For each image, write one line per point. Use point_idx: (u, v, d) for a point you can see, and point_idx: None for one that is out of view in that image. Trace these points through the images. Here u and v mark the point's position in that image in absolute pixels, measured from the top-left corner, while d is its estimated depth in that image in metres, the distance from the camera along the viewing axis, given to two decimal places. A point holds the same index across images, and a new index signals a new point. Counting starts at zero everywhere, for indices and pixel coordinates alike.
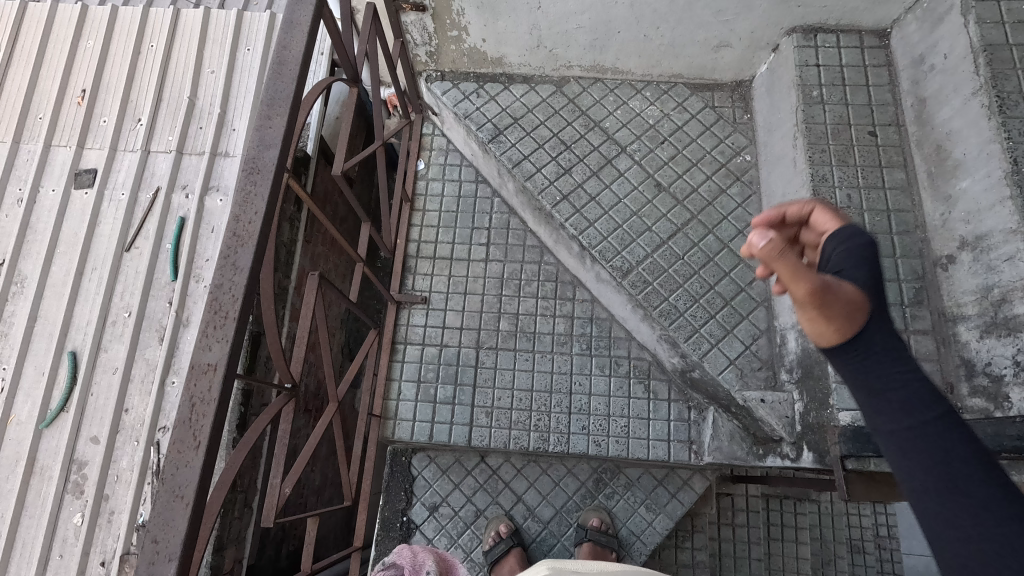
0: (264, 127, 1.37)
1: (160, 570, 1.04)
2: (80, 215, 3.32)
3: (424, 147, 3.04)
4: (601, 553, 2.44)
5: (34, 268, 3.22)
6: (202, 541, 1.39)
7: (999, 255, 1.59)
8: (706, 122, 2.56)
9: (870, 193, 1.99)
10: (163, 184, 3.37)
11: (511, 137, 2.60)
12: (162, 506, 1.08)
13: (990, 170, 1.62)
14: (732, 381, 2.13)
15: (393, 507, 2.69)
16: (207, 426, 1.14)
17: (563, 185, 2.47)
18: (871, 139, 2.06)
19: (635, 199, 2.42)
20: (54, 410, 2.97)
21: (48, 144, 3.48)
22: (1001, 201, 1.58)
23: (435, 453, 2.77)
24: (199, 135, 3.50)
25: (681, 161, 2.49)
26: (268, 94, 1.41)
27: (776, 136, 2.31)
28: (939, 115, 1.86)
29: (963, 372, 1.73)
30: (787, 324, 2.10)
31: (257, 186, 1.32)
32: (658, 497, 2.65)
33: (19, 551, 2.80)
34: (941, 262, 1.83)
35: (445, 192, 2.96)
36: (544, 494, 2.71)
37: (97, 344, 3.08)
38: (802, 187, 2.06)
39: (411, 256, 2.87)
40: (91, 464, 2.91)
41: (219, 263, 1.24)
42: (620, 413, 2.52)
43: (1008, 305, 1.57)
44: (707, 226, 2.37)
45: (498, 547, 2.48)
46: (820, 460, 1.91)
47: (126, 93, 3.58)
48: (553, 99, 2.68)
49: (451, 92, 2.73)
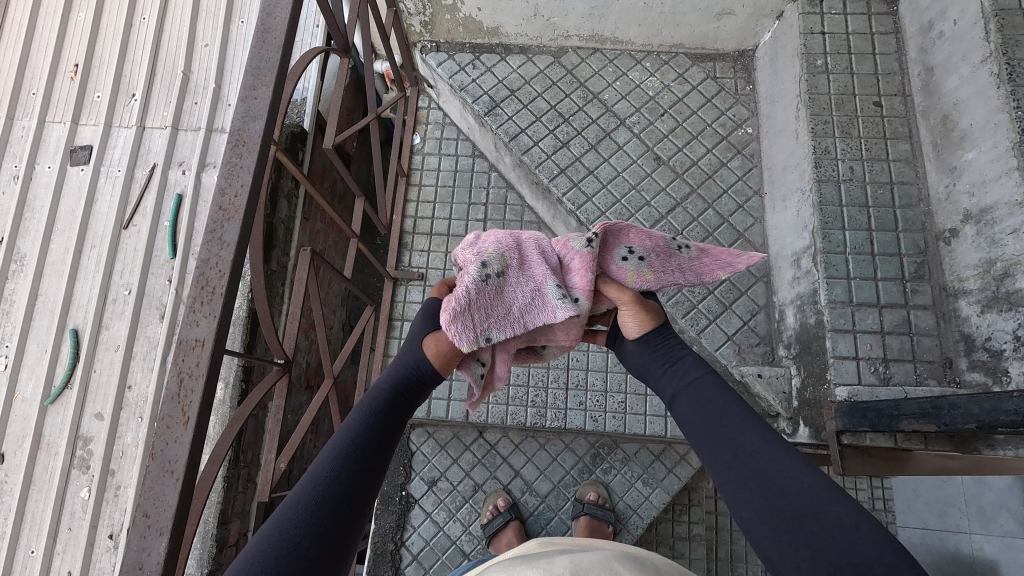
0: (249, 98, 1.34)
1: (151, 544, 1.05)
2: (76, 192, 3.29)
3: (420, 120, 2.98)
4: (597, 526, 2.47)
5: (33, 245, 3.21)
6: (196, 514, 1.40)
7: (1003, 228, 1.54)
8: (707, 93, 2.50)
9: (873, 165, 1.94)
10: (159, 161, 3.32)
11: (508, 110, 2.54)
12: (152, 480, 1.08)
13: (997, 140, 1.56)
14: (729, 357, 2.12)
15: (392, 482, 2.72)
16: (195, 401, 1.13)
17: (560, 158, 2.43)
18: (875, 110, 2.00)
19: (634, 172, 2.38)
20: (58, 387, 2.99)
21: (43, 120, 3.45)
22: (1007, 171, 1.52)
23: (434, 429, 2.79)
24: (194, 110, 3.44)
25: (681, 134, 2.44)
26: (253, 63, 1.36)
27: (778, 107, 2.25)
28: (947, 84, 1.80)
29: (963, 347, 1.71)
30: (785, 299, 2.08)
31: (242, 159, 1.29)
32: (655, 472, 2.67)
33: (30, 523, 2.87)
34: (944, 236, 1.80)
35: (442, 166, 2.92)
36: (542, 468, 2.73)
37: (99, 322, 3.08)
38: (804, 159, 2.02)
39: (407, 232, 2.84)
40: (97, 440, 2.94)
41: (206, 237, 1.22)
42: (617, 389, 2.52)
43: (1010, 279, 1.52)
44: (707, 200, 2.33)
45: (495, 521, 2.51)
46: (816, 436, 1.88)
47: (119, 67, 3.52)
48: (551, 70, 2.62)
49: (446, 64, 2.66)
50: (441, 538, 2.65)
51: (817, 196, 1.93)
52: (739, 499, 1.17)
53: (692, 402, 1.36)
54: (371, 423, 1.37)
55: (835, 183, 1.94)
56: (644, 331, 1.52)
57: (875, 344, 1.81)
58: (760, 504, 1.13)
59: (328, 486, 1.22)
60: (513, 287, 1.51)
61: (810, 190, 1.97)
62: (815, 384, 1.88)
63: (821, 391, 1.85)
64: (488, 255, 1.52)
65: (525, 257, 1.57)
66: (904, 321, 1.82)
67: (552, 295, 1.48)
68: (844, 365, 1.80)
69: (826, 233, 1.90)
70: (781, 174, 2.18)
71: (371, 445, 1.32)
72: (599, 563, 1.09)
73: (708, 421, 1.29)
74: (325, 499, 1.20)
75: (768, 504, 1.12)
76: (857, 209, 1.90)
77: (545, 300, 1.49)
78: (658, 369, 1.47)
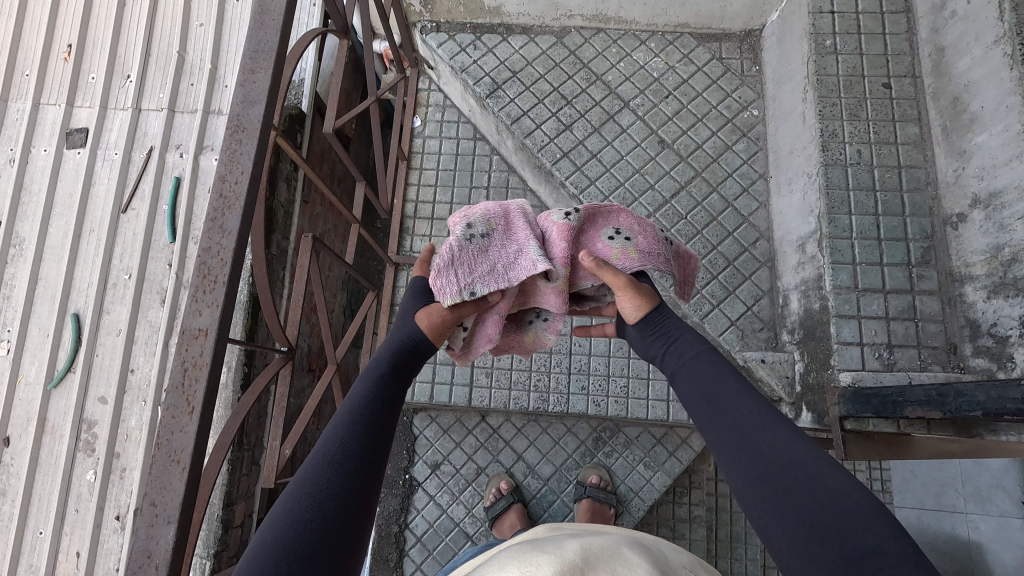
0: (248, 82, 1.31)
1: (159, 532, 1.05)
2: (74, 175, 3.26)
3: (420, 103, 2.93)
4: (599, 509, 2.50)
5: (31, 230, 3.18)
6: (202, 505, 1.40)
7: (1012, 213, 1.52)
8: (712, 75, 2.45)
9: (881, 148, 1.92)
10: (156, 144, 3.28)
11: (509, 92, 2.50)
12: (158, 469, 1.08)
13: (1008, 123, 1.53)
14: (732, 342, 2.12)
15: (395, 465, 2.74)
16: (200, 390, 1.13)
17: (563, 141, 2.40)
18: (884, 92, 1.97)
19: (638, 156, 2.36)
20: (61, 371, 2.99)
21: (37, 102, 3.41)
22: (1018, 155, 1.49)
23: (436, 413, 2.80)
24: (191, 92, 3.38)
25: (685, 116, 2.40)
26: (251, 46, 1.33)
27: (785, 89, 2.22)
28: (958, 65, 1.77)
29: (968, 333, 1.70)
30: (790, 285, 2.07)
31: (242, 145, 1.27)
32: (656, 455, 2.69)
33: (38, 505, 2.90)
34: (951, 221, 1.78)
35: (442, 150, 2.88)
36: (544, 452, 2.75)
37: (99, 306, 3.07)
38: (811, 142, 1.99)
39: (409, 216, 2.82)
40: (101, 423, 2.95)
41: (207, 226, 1.21)
42: (619, 374, 2.52)
43: (1018, 265, 1.51)
44: (711, 183, 2.31)
45: (498, 503, 2.54)
46: (819, 421, 1.89)
47: (114, 48, 3.46)
48: (554, 50, 2.57)
49: (446, 45, 2.60)
50: (444, 520, 2.68)
51: (823, 180, 1.91)
52: (736, 470, 1.16)
53: (690, 382, 1.35)
54: (378, 394, 1.36)
55: (842, 166, 1.91)
56: (643, 313, 1.50)
57: (880, 330, 1.80)
58: (755, 472, 1.12)
59: (340, 453, 1.20)
60: (498, 251, 1.59)
61: (816, 174, 1.94)
62: (819, 369, 1.88)
63: (825, 376, 1.85)
64: (473, 220, 1.60)
65: (510, 224, 1.65)
66: (909, 306, 1.81)
67: (533, 253, 1.55)
68: (848, 351, 1.80)
69: (831, 218, 1.88)
70: (788, 157, 2.15)
71: (379, 414, 1.31)
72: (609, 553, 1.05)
73: (706, 401, 1.28)
74: (337, 469, 1.17)
75: (766, 483, 1.10)
76: (864, 193, 1.89)
77: (527, 259, 1.55)
78: (660, 349, 1.47)
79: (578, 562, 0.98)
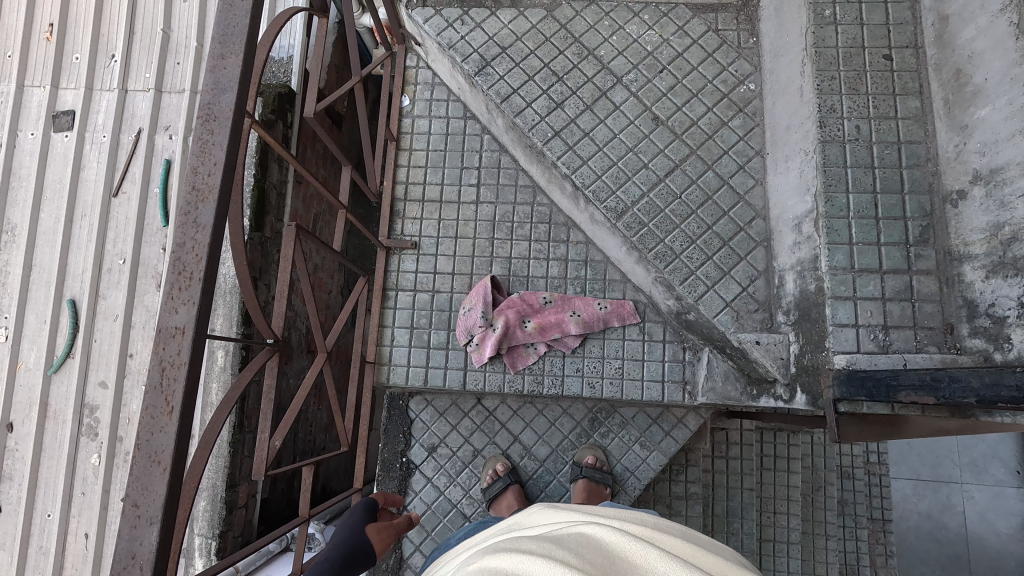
0: (218, 67, 1.27)
1: (142, 533, 1.06)
2: (63, 159, 3.20)
3: (409, 81, 2.86)
4: (596, 489, 2.50)
5: (22, 215, 3.13)
6: (185, 515, 1.33)
7: (1013, 190, 1.45)
8: (708, 48, 2.37)
9: (880, 123, 1.86)
10: (144, 125, 3.21)
11: (499, 69, 2.44)
12: (139, 470, 1.08)
13: (1013, 96, 1.44)
14: (727, 323, 2.11)
15: (393, 449, 2.74)
16: (179, 389, 1.12)
17: (554, 120, 2.34)
18: (884, 64, 1.89)
19: (631, 134, 2.30)
20: (60, 356, 2.98)
21: (21, 85, 3.32)
22: (1022, 130, 1.41)
23: (432, 396, 2.80)
24: (177, 71, 3.29)
25: (680, 92, 2.33)
26: (220, 29, 1.28)
27: (782, 61, 2.14)
28: (962, 34, 1.67)
29: (965, 313, 1.67)
30: (786, 265, 2.04)
31: (214, 135, 1.23)
32: (652, 435, 2.69)
33: (45, 489, 2.92)
34: (951, 198, 1.72)
35: (432, 129, 2.81)
36: (540, 433, 2.75)
37: (95, 292, 3.04)
38: (809, 118, 1.93)
39: (399, 199, 2.77)
40: (103, 408, 2.95)
41: (180, 220, 1.18)
42: (614, 355, 2.50)
43: (1017, 244, 1.45)
44: (706, 161, 2.25)
45: (495, 485, 2.55)
46: (813, 403, 1.87)
47: (96, 27, 3.36)
48: (544, 24, 2.48)
49: (433, 20, 2.52)
50: (442, 502, 2.71)
51: (821, 156, 1.86)
52: None
53: None
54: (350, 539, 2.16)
55: (839, 143, 1.86)
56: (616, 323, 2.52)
57: (875, 311, 1.78)
58: None
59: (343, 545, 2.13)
60: (475, 315, 2.55)
61: (814, 152, 1.89)
62: (813, 351, 1.87)
63: (819, 357, 1.84)
64: (468, 309, 2.59)
65: (486, 301, 2.55)
66: (905, 286, 1.78)
67: (480, 319, 2.51)
68: (843, 333, 1.78)
69: (828, 196, 1.84)
70: (785, 134, 2.09)
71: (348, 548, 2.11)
72: (603, 546, 1.19)
73: None
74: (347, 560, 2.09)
75: None
76: (862, 170, 1.84)
77: (485, 322, 2.51)
78: None
79: (569, 540, 1.20)
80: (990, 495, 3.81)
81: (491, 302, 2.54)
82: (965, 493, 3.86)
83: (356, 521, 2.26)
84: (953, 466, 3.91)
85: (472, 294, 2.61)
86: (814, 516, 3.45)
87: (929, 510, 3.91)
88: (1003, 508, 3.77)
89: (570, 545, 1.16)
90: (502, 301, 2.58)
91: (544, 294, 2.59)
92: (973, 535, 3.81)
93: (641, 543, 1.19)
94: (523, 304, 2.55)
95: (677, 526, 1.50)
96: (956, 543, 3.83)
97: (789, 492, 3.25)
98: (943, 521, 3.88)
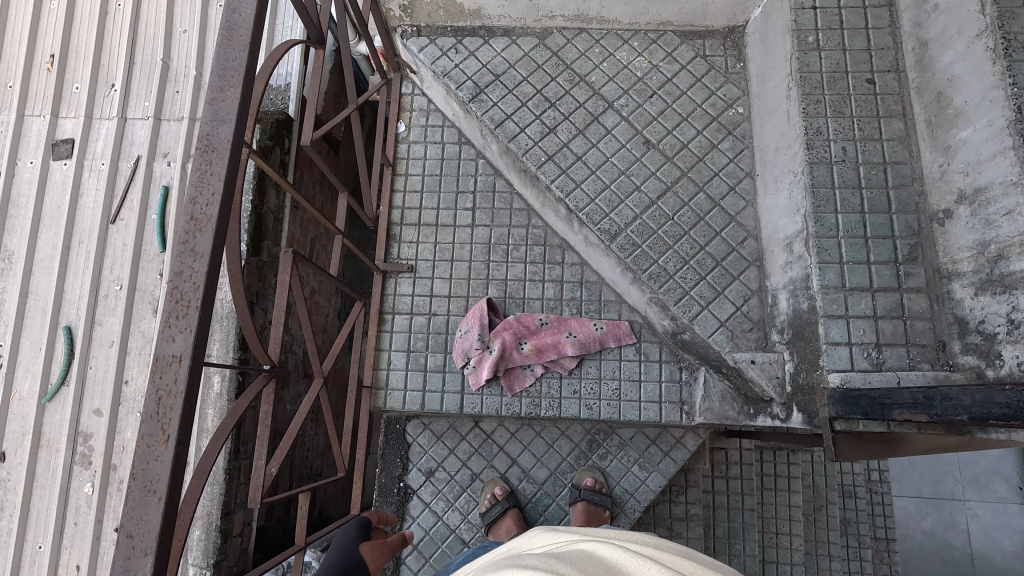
0: (217, 100, 1.30)
1: (136, 565, 1.06)
2: (61, 186, 3.23)
3: (404, 108, 2.93)
4: (595, 511, 2.50)
5: (20, 243, 3.15)
6: (177, 546, 1.31)
7: (998, 209, 1.48)
8: (696, 73, 2.44)
9: (866, 145, 1.89)
10: (143, 152, 3.25)
11: (492, 96, 2.48)
12: (135, 500, 1.08)
13: (992, 118, 1.49)
14: (722, 343, 2.12)
15: (391, 474, 2.73)
16: (176, 417, 1.13)
17: (547, 145, 2.39)
18: (868, 87, 1.94)
19: (623, 157, 2.34)
20: (55, 384, 2.96)
21: (21, 114, 3.37)
22: (1002, 151, 1.45)
23: (429, 420, 2.79)
24: (176, 100, 3.34)
25: (670, 116, 2.38)
26: (219, 63, 1.32)
27: (769, 86, 2.20)
28: (941, 59, 1.72)
29: (956, 330, 1.69)
30: (778, 285, 2.07)
31: (212, 165, 1.26)
32: (651, 456, 2.68)
33: (36, 518, 2.88)
34: (938, 217, 1.76)
35: (428, 155, 2.86)
36: (539, 456, 2.73)
37: (92, 319, 3.04)
38: (797, 141, 1.97)
39: (396, 223, 2.80)
40: (97, 436, 2.93)
41: (178, 249, 1.20)
42: (611, 377, 2.51)
43: (1005, 261, 1.47)
44: (697, 183, 2.29)
45: (494, 509, 2.52)
46: (809, 422, 1.87)
47: (97, 58, 3.42)
48: (536, 52, 2.55)
49: (428, 49, 2.59)
50: (440, 527, 2.68)
51: (810, 177, 1.89)
52: None
53: None
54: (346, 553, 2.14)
55: (827, 164, 1.89)
56: (615, 342, 2.53)
57: (868, 329, 1.79)
58: None
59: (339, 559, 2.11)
60: (472, 337, 2.54)
61: (802, 173, 1.92)
62: (809, 369, 1.87)
63: (814, 376, 1.84)
64: (467, 331, 2.58)
65: (483, 322, 2.55)
66: (897, 304, 1.79)
67: (477, 342, 2.52)
68: (836, 351, 1.79)
69: (818, 216, 1.86)
70: (774, 156, 2.13)
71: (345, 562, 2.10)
72: (602, 560, 1.20)
73: None
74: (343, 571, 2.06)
75: None
76: (850, 190, 1.86)
77: (481, 346, 2.51)
78: None
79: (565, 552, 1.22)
80: (994, 512, 3.77)
81: (485, 325, 2.54)
82: (969, 511, 3.83)
83: (348, 538, 2.23)
84: (955, 484, 3.89)
85: (469, 315, 2.61)
86: (817, 536, 3.42)
87: (933, 528, 3.87)
88: (1007, 525, 3.73)
89: (572, 559, 1.17)
90: (501, 322, 2.59)
91: (541, 316, 2.60)
92: (978, 554, 3.77)
93: (643, 558, 1.20)
94: (519, 326, 2.56)
95: (679, 547, 1.48)
96: (962, 562, 3.78)
97: (791, 512, 3.22)
98: (947, 539, 3.83)
